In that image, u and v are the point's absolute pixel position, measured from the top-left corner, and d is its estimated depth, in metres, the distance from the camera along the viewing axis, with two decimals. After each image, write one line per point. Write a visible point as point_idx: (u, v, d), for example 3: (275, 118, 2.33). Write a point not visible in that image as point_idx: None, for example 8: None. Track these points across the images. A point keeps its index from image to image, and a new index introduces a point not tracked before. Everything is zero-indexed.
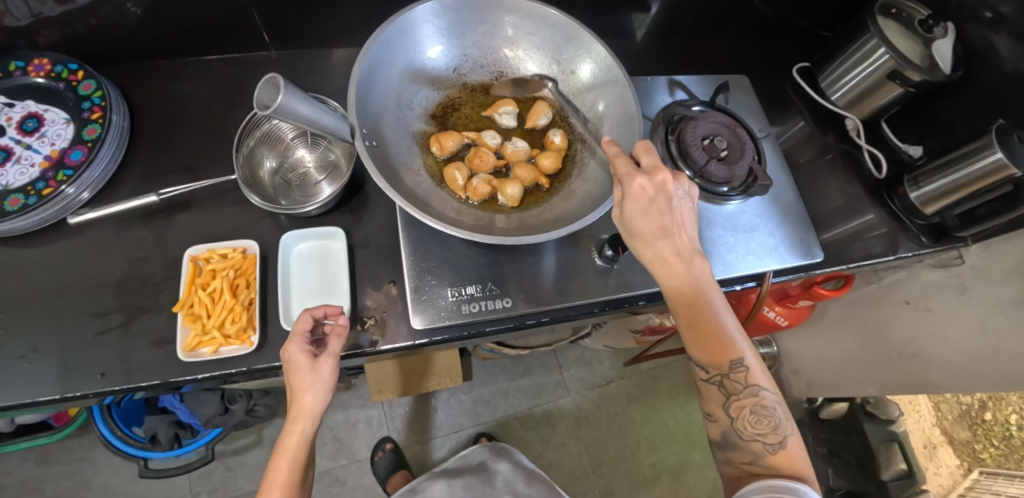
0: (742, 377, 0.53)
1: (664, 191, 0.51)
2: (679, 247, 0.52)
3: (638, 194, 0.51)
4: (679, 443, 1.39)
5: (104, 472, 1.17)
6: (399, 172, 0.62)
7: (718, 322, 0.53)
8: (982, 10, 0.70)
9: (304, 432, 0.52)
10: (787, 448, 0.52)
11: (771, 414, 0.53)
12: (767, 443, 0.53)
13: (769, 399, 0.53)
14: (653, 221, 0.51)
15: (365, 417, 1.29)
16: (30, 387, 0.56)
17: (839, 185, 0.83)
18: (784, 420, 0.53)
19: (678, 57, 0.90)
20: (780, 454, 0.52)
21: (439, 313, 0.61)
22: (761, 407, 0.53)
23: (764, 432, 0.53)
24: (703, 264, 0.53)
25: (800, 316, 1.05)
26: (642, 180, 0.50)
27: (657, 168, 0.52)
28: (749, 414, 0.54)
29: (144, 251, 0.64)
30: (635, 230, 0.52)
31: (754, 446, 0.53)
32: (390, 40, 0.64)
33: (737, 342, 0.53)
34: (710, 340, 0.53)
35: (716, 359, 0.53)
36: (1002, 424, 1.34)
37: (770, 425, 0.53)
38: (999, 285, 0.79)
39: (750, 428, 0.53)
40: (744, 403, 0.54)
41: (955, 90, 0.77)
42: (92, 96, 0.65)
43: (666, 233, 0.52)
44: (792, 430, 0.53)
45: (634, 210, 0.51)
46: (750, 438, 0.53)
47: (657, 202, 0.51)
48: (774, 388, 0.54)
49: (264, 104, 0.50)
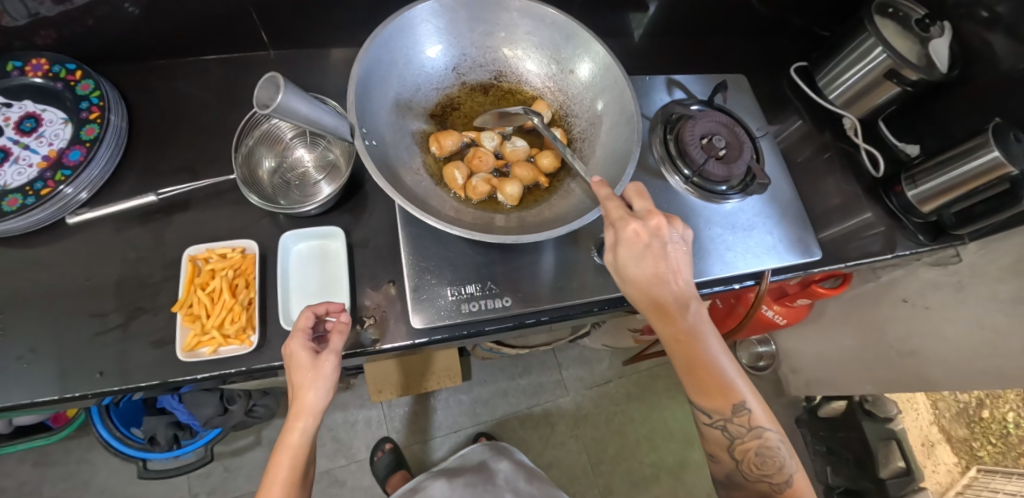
0: (745, 420, 0.54)
1: (658, 236, 0.51)
2: (675, 292, 0.52)
3: (631, 239, 0.51)
4: (678, 443, 1.40)
5: (102, 474, 1.16)
6: (398, 171, 0.62)
7: (717, 367, 0.53)
8: (979, 9, 0.71)
9: (305, 429, 0.52)
10: (793, 486, 0.54)
11: (776, 454, 0.54)
12: (773, 482, 0.55)
13: (773, 439, 0.54)
14: (648, 267, 0.51)
15: (365, 417, 1.29)
16: (28, 388, 0.55)
17: (837, 184, 0.84)
18: (789, 457, 0.55)
19: (676, 57, 0.90)
20: (787, 492, 0.54)
21: (438, 312, 0.61)
22: (766, 448, 0.54)
23: (771, 472, 0.54)
24: (699, 308, 0.53)
25: (797, 314, 1.06)
26: (635, 225, 0.51)
27: (650, 212, 0.53)
28: (754, 455, 0.55)
29: (142, 251, 0.64)
30: (629, 276, 0.52)
31: (761, 486, 0.55)
32: (389, 40, 0.63)
33: (737, 386, 0.53)
34: (710, 386, 0.53)
35: (718, 403, 0.54)
36: (1000, 422, 1.34)
37: (776, 465, 0.54)
38: (996, 283, 0.79)
39: (756, 469, 0.55)
40: (749, 446, 0.55)
41: (952, 89, 0.78)
42: (90, 96, 0.65)
43: (660, 279, 0.51)
44: (797, 466, 0.55)
45: (628, 255, 0.51)
46: (756, 479, 0.55)
47: (652, 247, 0.51)
48: (778, 428, 0.55)
49: (265, 103, 0.50)
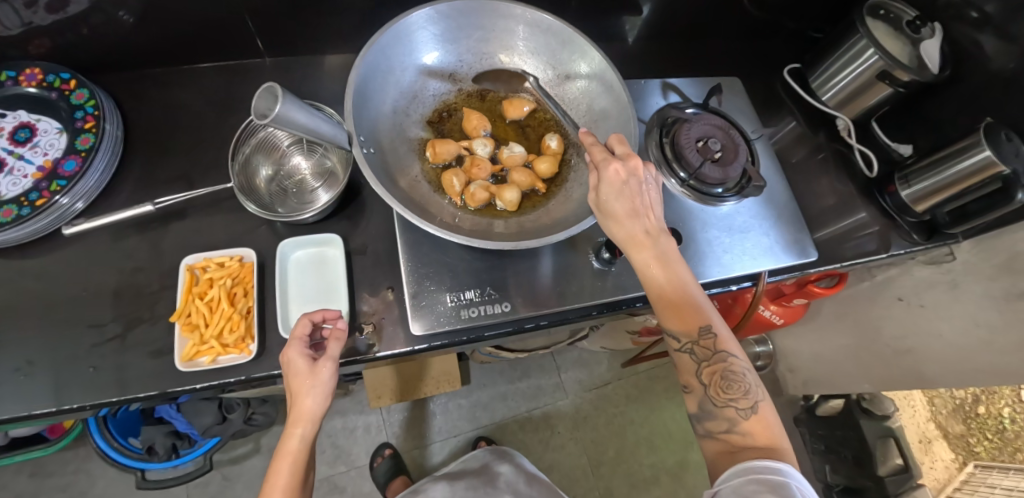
0: (712, 343, 0.51)
1: (636, 176, 0.52)
2: (647, 226, 0.52)
3: (612, 178, 0.52)
4: (678, 443, 1.40)
5: (100, 484, 1.15)
6: (397, 180, 0.62)
7: (685, 291, 0.52)
8: (969, 10, 0.72)
9: (304, 436, 0.52)
10: (759, 413, 0.50)
11: (741, 379, 0.51)
12: (739, 408, 0.50)
13: (739, 364, 0.51)
14: (625, 203, 0.52)
15: (364, 423, 1.28)
16: (23, 401, 0.55)
17: (830, 183, 0.84)
18: (755, 384, 0.51)
19: (672, 59, 0.91)
20: (753, 419, 0.49)
21: (438, 319, 0.61)
22: (731, 372, 0.51)
23: (736, 397, 0.50)
24: (669, 240, 0.53)
25: (794, 314, 1.06)
26: (617, 164, 0.51)
27: (630, 155, 0.54)
28: (721, 380, 0.51)
29: (140, 261, 0.63)
30: (609, 210, 0.53)
31: (728, 412, 0.50)
32: (386, 47, 0.64)
33: (705, 310, 0.51)
34: (678, 308, 0.51)
35: (686, 326, 0.51)
36: (995, 418, 1.40)
37: (741, 390, 0.50)
38: (990, 281, 0.80)
39: (722, 394, 0.51)
40: (715, 368, 0.51)
41: (943, 89, 0.79)
42: (85, 106, 0.65)
43: (637, 213, 0.52)
44: (763, 396, 0.51)
45: (606, 191, 0.52)
46: (723, 404, 0.51)
47: (630, 185, 0.52)
48: (744, 355, 0.52)
49: (263, 112, 0.50)
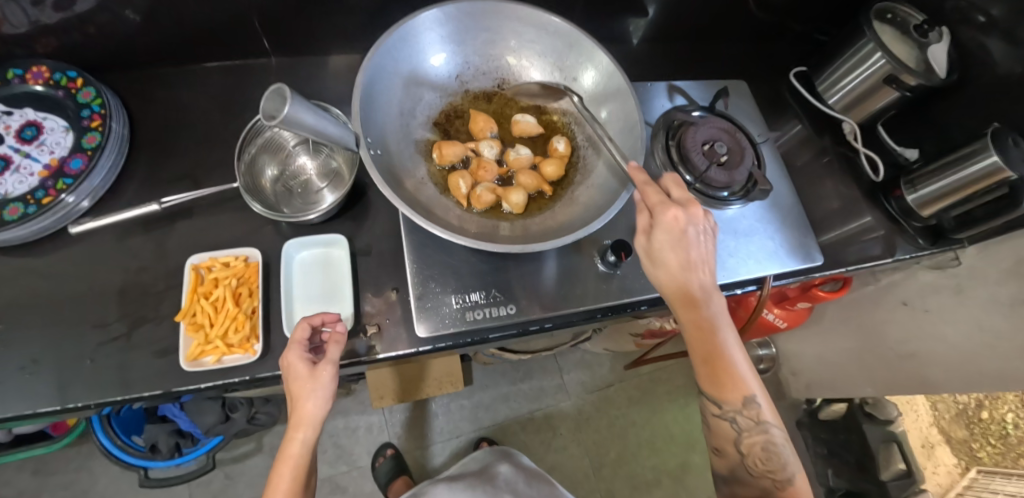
0: (754, 414, 0.54)
1: (695, 224, 0.52)
2: (702, 287, 0.52)
3: (670, 224, 0.51)
4: (679, 446, 1.40)
5: (103, 482, 1.16)
6: (403, 181, 0.62)
7: (732, 359, 0.53)
8: (976, 14, 0.71)
9: (305, 440, 0.51)
10: (794, 486, 0.53)
11: (780, 452, 0.54)
12: (776, 479, 0.53)
13: (777, 436, 0.54)
14: (679, 255, 0.51)
15: (366, 423, 1.29)
16: (28, 400, 0.55)
17: (835, 187, 0.84)
18: (792, 457, 0.54)
19: (677, 61, 0.91)
20: (789, 491, 0.53)
21: (442, 321, 0.61)
22: (771, 445, 0.54)
23: (774, 469, 0.53)
24: (720, 301, 0.53)
25: (797, 318, 1.06)
26: (676, 210, 0.51)
27: (689, 202, 0.53)
28: (759, 450, 0.54)
29: (144, 260, 0.63)
30: (660, 260, 0.52)
31: (763, 483, 0.54)
32: (393, 49, 0.64)
33: (749, 381, 0.53)
34: (723, 377, 0.53)
35: (728, 396, 0.54)
36: (999, 423, 1.35)
37: (779, 463, 0.53)
38: (995, 286, 0.79)
39: (760, 464, 0.54)
40: (755, 440, 0.54)
41: (949, 93, 0.78)
42: (91, 104, 0.65)
43: (690, 267, 0.52)
44: (800, 470, 0.54)
45: (663, 239, 0.51)
46: (760, 474, 0.54)
47: (687, 235, 0.51)
48: (783, 427, 0.55)
49: (271, 114, 0.50)
